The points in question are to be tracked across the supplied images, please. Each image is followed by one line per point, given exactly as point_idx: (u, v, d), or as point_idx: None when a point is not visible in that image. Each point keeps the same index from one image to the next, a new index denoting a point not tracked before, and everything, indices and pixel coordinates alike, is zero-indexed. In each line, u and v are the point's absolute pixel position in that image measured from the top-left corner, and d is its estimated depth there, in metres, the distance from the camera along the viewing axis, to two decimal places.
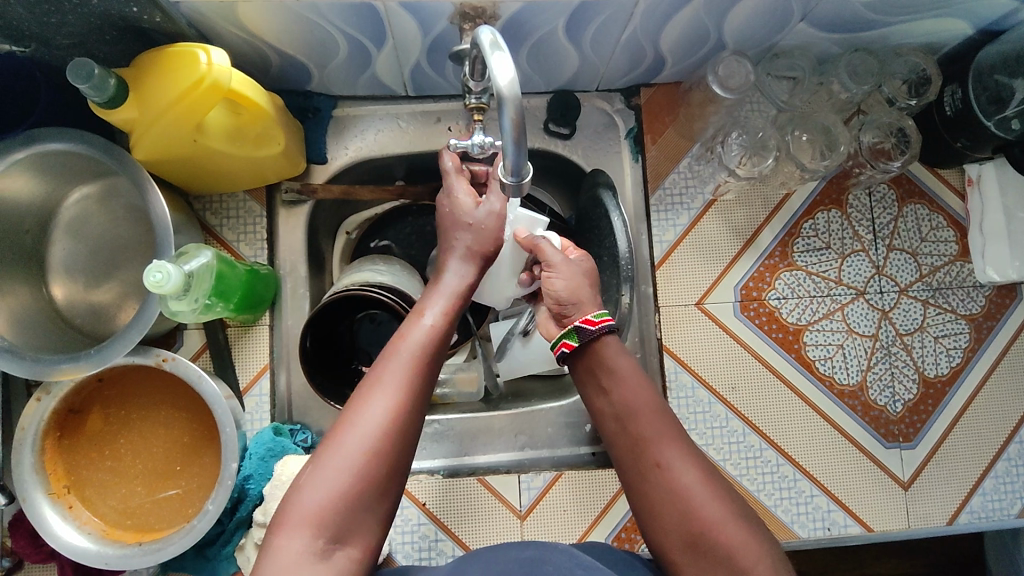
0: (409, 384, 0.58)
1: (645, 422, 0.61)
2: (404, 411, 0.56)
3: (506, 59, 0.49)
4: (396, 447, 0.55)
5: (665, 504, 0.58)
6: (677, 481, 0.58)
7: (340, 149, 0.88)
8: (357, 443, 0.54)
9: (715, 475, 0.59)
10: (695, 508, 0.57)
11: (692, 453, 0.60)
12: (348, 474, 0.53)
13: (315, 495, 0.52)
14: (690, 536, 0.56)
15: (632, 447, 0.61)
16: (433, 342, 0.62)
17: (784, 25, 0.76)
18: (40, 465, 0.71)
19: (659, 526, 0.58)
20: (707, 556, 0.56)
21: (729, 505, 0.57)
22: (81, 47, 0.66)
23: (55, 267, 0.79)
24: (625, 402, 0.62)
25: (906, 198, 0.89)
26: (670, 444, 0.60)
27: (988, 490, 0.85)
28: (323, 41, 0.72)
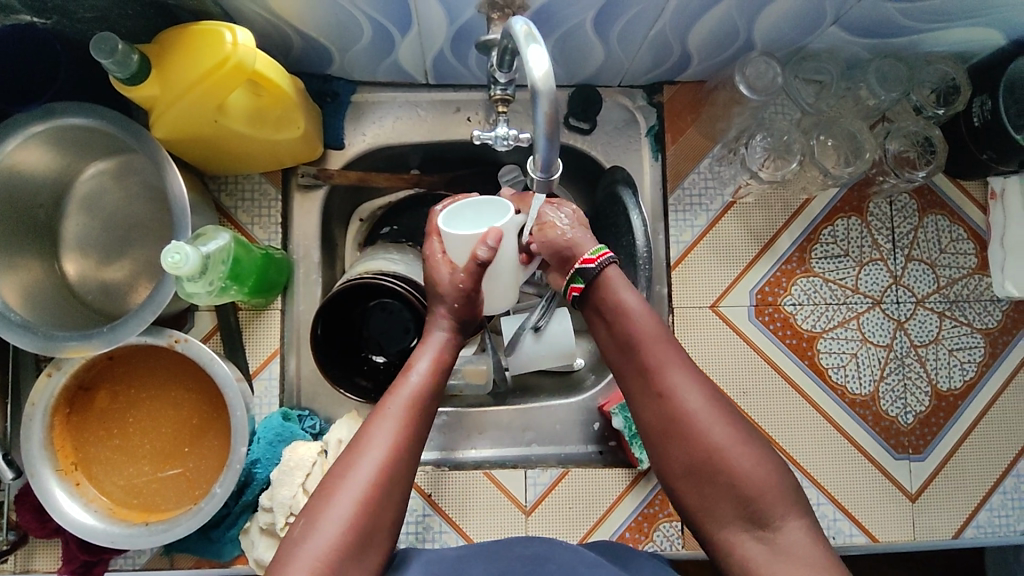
0: (405, 438, 0.59)
1: (651, 350, 0.62)
2: (392, 474, 0.58)
3: (542, 51, 0.48)
4: (380, 512, 0.56)
5: (672, 432, 0.59)
6: (684, 405, 0.59)
7: (358, 135, 0.87)
8: (351, 501, 0.55)
9: (720, 401, 0.60)
10: (705, 433, 0.58)
11: (696, 376, 0.61)
12: (341, 534, 0.54)
13: (319, 534, 0.54)
14: (699, 462, 0.58)
15: (642, 377, 0.62)
16: (423, 395, 0.62)
17: (816, 27, 0.74)
18: (49, 440, 0.71)
19: (667, 454, 0.60)
20: (716, 482, 0.58)
21: (736, 430, 0.59)
22: (104, 22, 0.65)
23: (68, 243, 0.78)
24: (631, 329, 0.63)
25: (928, 209, 0.88)
26: (676, 371, 0.61)
27: (995, 506, 0.85)
28: (348, 26, 0.71)
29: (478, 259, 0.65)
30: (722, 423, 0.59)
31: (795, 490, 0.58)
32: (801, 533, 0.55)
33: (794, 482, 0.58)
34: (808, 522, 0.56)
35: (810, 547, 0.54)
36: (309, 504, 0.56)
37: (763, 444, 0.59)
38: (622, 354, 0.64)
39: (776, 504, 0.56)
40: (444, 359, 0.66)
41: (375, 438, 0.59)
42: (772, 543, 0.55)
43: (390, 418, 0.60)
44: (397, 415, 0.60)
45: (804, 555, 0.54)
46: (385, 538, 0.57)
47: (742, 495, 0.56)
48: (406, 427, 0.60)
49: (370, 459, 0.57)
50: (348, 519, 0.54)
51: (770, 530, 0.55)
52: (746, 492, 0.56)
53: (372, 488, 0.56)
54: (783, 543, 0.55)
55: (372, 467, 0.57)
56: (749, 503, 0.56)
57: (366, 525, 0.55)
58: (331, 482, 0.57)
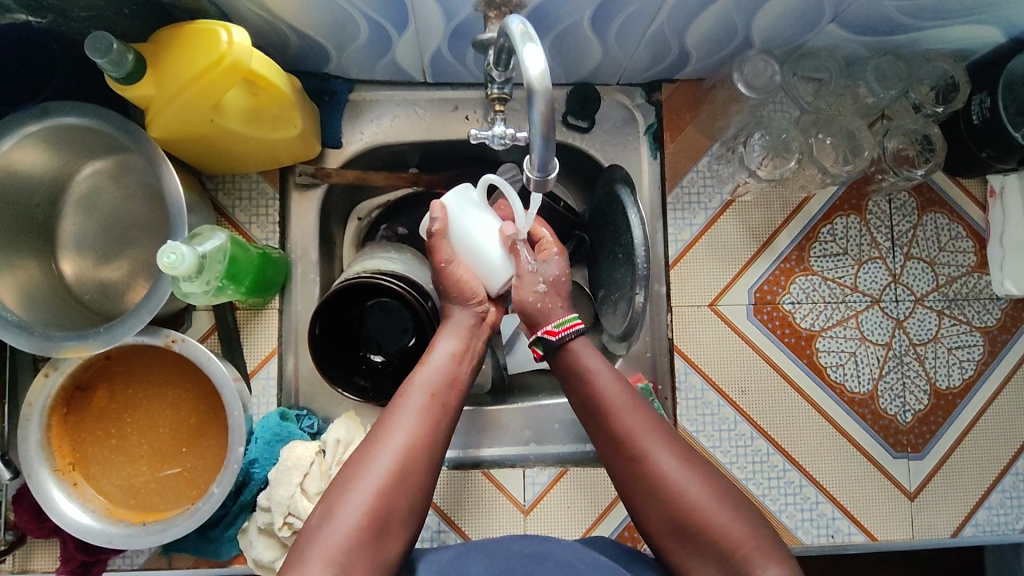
0: (425, 424, 0.61)
1: (623, 416, 0.64)
2: (417, 451, 0.59)
3: (538, 51, 0.48)
4: (405, 490, 0.57)
5: (648, 495, 0.61)
6: (659, 468, 0.61)
7: (356, 133, 0.87)
8: (375, 479, 0.56)
9: (694, 460, 0.62)
10: (680, 492, 0.59)
11: (667, 439, 0.63)
12: (362, 511, 0.54)
13: (337, 519, 0.54)
14: (678, 522, 0.59)
15: (616, 444, 0.64)
16: (442, 383, 0.64)
17: (814, 25, 0.74)
18: (47, 441, 0.71)
19: (647, 517, 0.61)
20: (694, 541, 0.58)
21: (711, 488, 0.60)
22: (100, 20, 0.65)
23: (65, 243, 0.78)
24: (602, 400, 0.65)
25: (927, 207, 0.88)
26: (648, 435, 0.63)
27: (994, 505, 0.84)
28: (344, 24, 0.70)
29: (431, 232, 0.69)
30: (698, 482, 0.60)
31: (776, 539, 0.58)
32: None
33: (773, 531, 0.58)
34: (792, 565, 0.56)
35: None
36: (328, 493, 0.56)
37: (741, 501, 0.60)
38: (596, 424, 0.66)
39: (756, 556, 0.56)
40: (465, 347, 0.68)
41: (398, 420, 0.60)
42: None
43: (412, 402, 0.62)
44: (420, 399, 0.62)
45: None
46: (407, 521, 0.57)
47: (719, 550, 0.57)
48: (429, 410, 0.62)
49: (394, 438, 0.58)
50: (371, 498, 0.55)
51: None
52: (724, 547, 0.57)
53: (396, 467, 0.57)
54: None
55: (397, 445, 0.58)
56: (729, 559, 0.56)
57: (389, 504, 0.56)
58: (353, 464, 0.58)
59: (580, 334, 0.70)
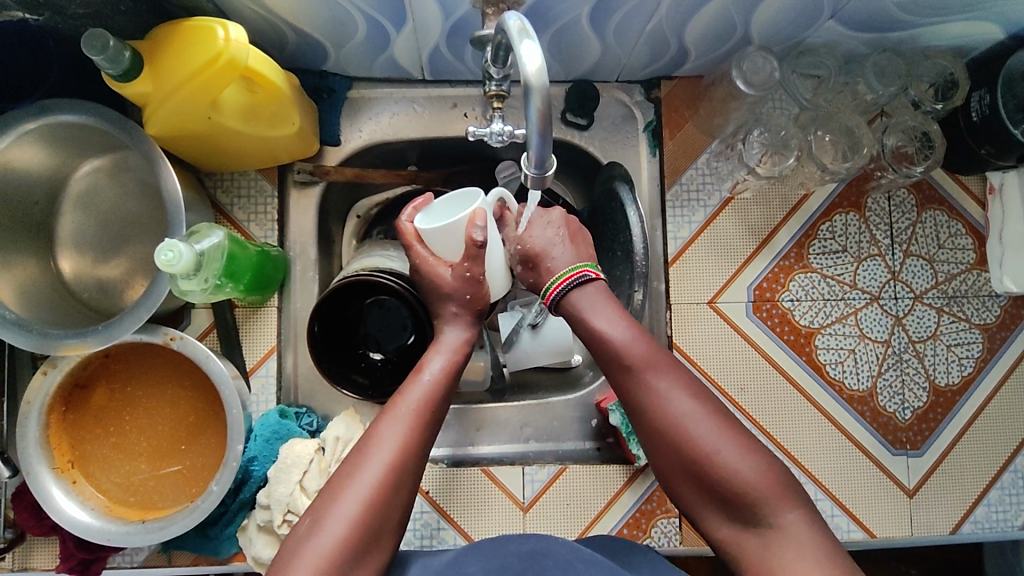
0: (410, 444, 0.59)
1: (636, 358, 0.62)
2: (401, 470, 0.58)
3: (535, 47, 0.48)
4: (388, 508, 0.56)
5: (663, 438, 0.60)
6: (670, 413, 0.60)
7: (354, 131, 0.86)
8: (359, 496, 0.55)
9: (709, 404, 0.61)
10: (693, 439, 0.58)
11: (681, 382, 0.61)
12: (345, 529, 0.54)
13: (321, 535, 0.54)
14: (694, 465, 0.58)
15: (629, 386, 0.62)
16: (432, 401, 0.62)
17: (813, 21, 0.74)
18: (46, 439, 0.71)
19: (662, 464, 0.60)
20: (710, 486, 0.58)
21: (728, 431, 0.59)
22: (97, 18, 0.64)
23: (63, 241, 0.78)
24: (613, 340, 0.64)
25: (926, 204, 0.88)
26: (661, 377, 0.61)
27: (993, 501, 0.84)
28: (342, 21, 0.70)
29: (477, 242, 0.67)
30: (711, 426, 0.59)
31: (794, 483, 0.58)
32: (800, 527, 0.55)
33: (791, 476, 0.58)
34: (802, 514, 0.56)
35: (807, 535, 0.54)
36: (314, 505, 0.56)
37: (755, 444, 0.59)
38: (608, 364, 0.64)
39: (773, 501, 0.56)
40: (456, 362, 0.66)
41: (384, 437, 0.59)
42: (771, 539, 0.55)
43: (400, 417, 0.60)
44: (408, 415, 0.60)
45: (800, 547, 0.53)
46: (389, 538, 0.57)
47: (734, 495, 0.57)
48: (415, 427, 0.60)
49: (379, 457, 0.57)
50: (355, 516, 0.54)
51: (768, 526, 0.56)
52: (739, 493, 0.56)
53: (380, 486, 0.56)
54: (783, 537, 0.55)
55: (382, 463, 0.57)
56: (748, 503, 0.56)
57: (371, 522, 0.55)
58: (339, 479, 0.57)
59: (592, 282, 0.68)
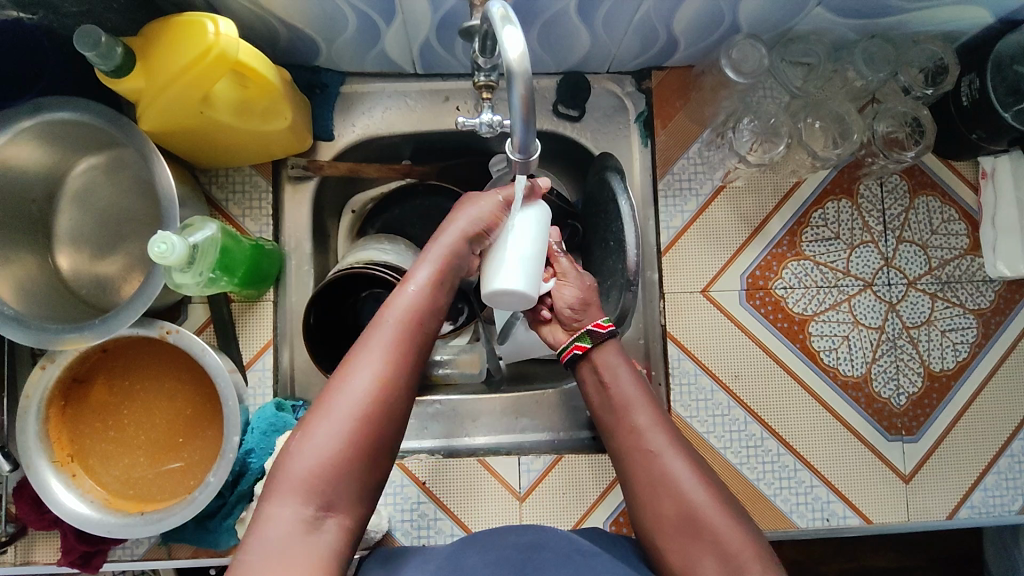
0: (401, 347, 0.60)
1: (640, 415, 0.67)
2: (394, 373, 0.58)
3: (517, 34, 0.48)
4: (384, 417, 0.57)
5: (657, 490, 0.62)
6: (668, 468, 0.63)
7: (347, 126, 0.87)
8: (352, 402, 0.56)
9: (704, 468, 0.63)
10: (687, 494, 0.61)
11: (680, 443, 0.65)
12: (339, 437, 0.54)
13: (310, 450, 0.54)
14: (682, 518, 0.60)
15: (631, 439, 0.66)
16: (422, 308, 0.62)
17: (801, 9, 0.74)
18: (45, 433, 0.71)
19: (654, 520, 0.61)
20: (697, 541, 0.58)
21: (717, 493, 0.61)
22: (89, 16, 0.65)
23: (61, 237, 0.79)
24: (622, 397, 0.68)
25: (918, 190, 0.88)
26: (661, 435, 0.65)
27: (990, 486, 0.84)
28: (333, 16, 0.71)
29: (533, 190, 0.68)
30: (703, 485, 0.61)
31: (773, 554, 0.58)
32: None
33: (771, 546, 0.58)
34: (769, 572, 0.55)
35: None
36: (305, 419, 0.56)
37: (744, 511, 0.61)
38: (614, 421, 0.68)
39: (754, 563, 0.56)
40: (443, 270, 0.65)
41: (371, 346, 0.59)
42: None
43: (389, 324, 0.60)
44: (395, 323, 0.61)
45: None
46: (388, 444, 0.57)
47: (720, 550, 0.57)
48: (403, 336, 0.60)
49: (366, 367, 0.57)
50: (349, 425, 0.55)
51: None
52: (725, 549, 0.57)
53: (373, 395, 0.56)
54: None
55: (371, 370, 0.57)
56: (728, 561, 0.56)
57: (366, 427, 0.55)
58: (328, 390, 0.57)
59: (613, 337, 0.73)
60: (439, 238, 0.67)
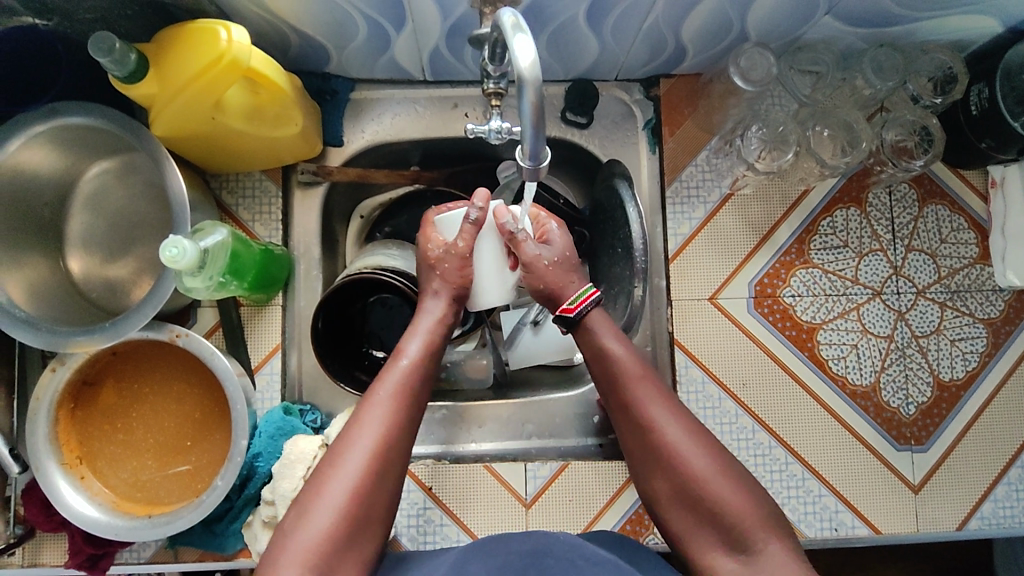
0: (393, 422, 0.60)
1: (632, 384, 0.65)
2: (387, 448, 0.59)
3: (528, 42, 0.48)
4: (375, 492, 0.58)
5: (656, 460, 0.62)
6: (665, 437, 0.62)
7: (357, 132, 0.88)
8: (348, 479, 0.57)
9: (702, 435, 0.63)
10: (685, 465, 0.61)
11: (676, 413, 0.64)
12: (336, 514, 0.55)
13: (312, 524, 0.55)
14: (684, 487, 0.60)
15: (625, 410, 0.65)
16: (412, 380, 0.63)
17: (809, 17, 0.74)
18: (54, 434, 0.72)
19: (656, 488, 0.62)
20: (699, 509, 0.60)
21: (717, 460, 0.61)
22: (103, 22, 0.66)
23: (73, 241, 0.79)
24: (613, 364, 0.66)
25: (928, 198, 0.88)
26: (655, 404, 0.64)
27: (1000, 497, 0.84)
28: (344, 23, 0.72)
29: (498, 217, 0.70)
30: (701, 454, 0.61)
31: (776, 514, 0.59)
32: (780, 555, 0.56)
33: (774, 506, 0.60)
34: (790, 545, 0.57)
35: (785, 562, 0.56)
36: (303, 494, 0.57)
37: (744, 475, 0.61)
38: (608, 388, 0.67)
39: (758, 529, 0.58)
40: (432, 346, 0.67)
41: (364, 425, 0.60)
42: (752, 565, 0.56)
43: (381, 402, 0.61)
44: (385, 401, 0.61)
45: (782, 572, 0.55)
46: (379, 519, 0.59)
47: (722, 519, 0.59)
48: (395, 413, 0.61)
49: (360, 446, 0.58)
50: (344, 499, 0.56)
51: (749, 553, 0.57)
52: (727, 517, 0.58)
53: (368, 473, 0.57)
54: (765, 562, 0.56)
55: (365, 448, 0.58)
56: (730, 530, 0.58)
57: (362, 505, 0.57)
58: (324, 469, 0.58)
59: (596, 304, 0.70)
60: (422, 313, 0.69)
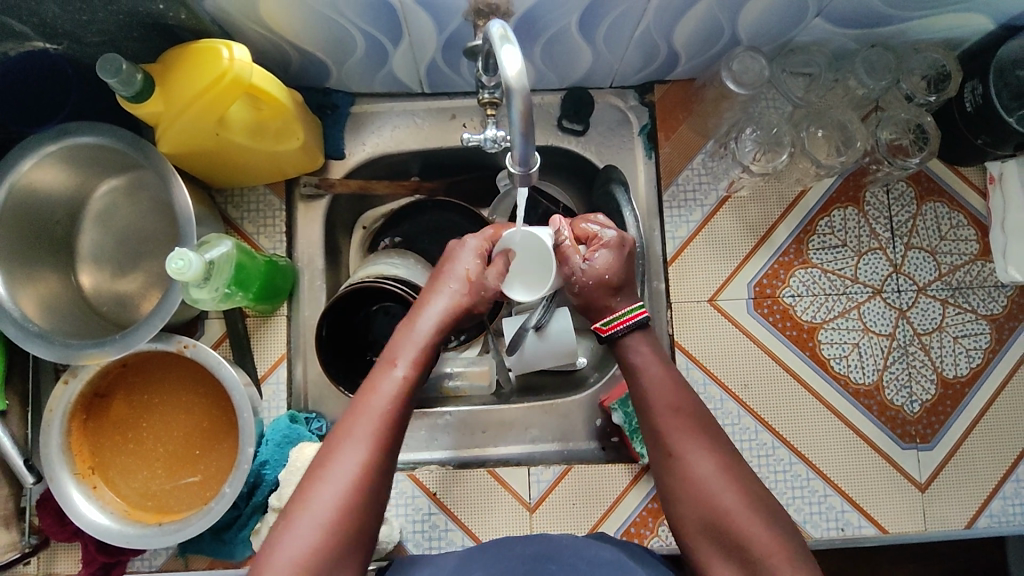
0: (378, 435, 0.61)
1: (665, 414, 0.66)
2: (373, 461, 0.59)
3: (515, 52, 0.49)
4: (359, 505, 0.57)
5: (686, 493, 0.62)
6: (697, 472, 0.62)
7: (358, 145, 0.90)
8: (332, 494, 0.57)
9: (733, 468, 0.63)
10: (715, 497, 0.61)
11: (709, 444, 0.64)
12: (322, 528, 0.55)
13: (298, 537, 0.55)
14: (711, 521, 0.61)
15: (658, 439, 0.65)
16: (401, 394, 0.64)
17: (800, 20, 0.75)
18: (67, 445, 0.73)
19: (681, 516, 0.63)
20: (726, 544, 0.59)
21: (747, 495, 0.61)
22: (111, 44, 0.68)
23: (84, 257, 0.82)
24: (647, 391, 0.67)
25: (926, 196, 0.88)
26: (689, 436, 0.64)
27: (1009, 495, 0.83)
28: (343, 39, 0.74)
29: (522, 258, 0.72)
30: (730, 487, 0.61)
31: (806, 552, 0.58)
32: None
33: (803, 546, 0.59)
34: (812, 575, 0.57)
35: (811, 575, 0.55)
36: (290, 505, 0.57)
37: (771, 510, 0.61)
38: (642, 416, 0.68)
39: (784, 566, 0.57)
40: (423, 354, 0.67)
41: (353, 436, 0.60)
42: None
43: (369, 414, 0.61)
44: (371, 414, 0.61)
45: None
46: (363, 538, 0.58)
47: (747, 556, 0.58)
48: (380, 425, 0.61)
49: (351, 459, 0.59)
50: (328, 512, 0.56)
51: None
52: (753, 554, 0.58)
53: (354, 485, 0.58)
54: None
55: (353, 460, 0.58)
56: (755, 569, 0.57)
57: (347, 521, 0.57)
58: (312, 478, 0.58)
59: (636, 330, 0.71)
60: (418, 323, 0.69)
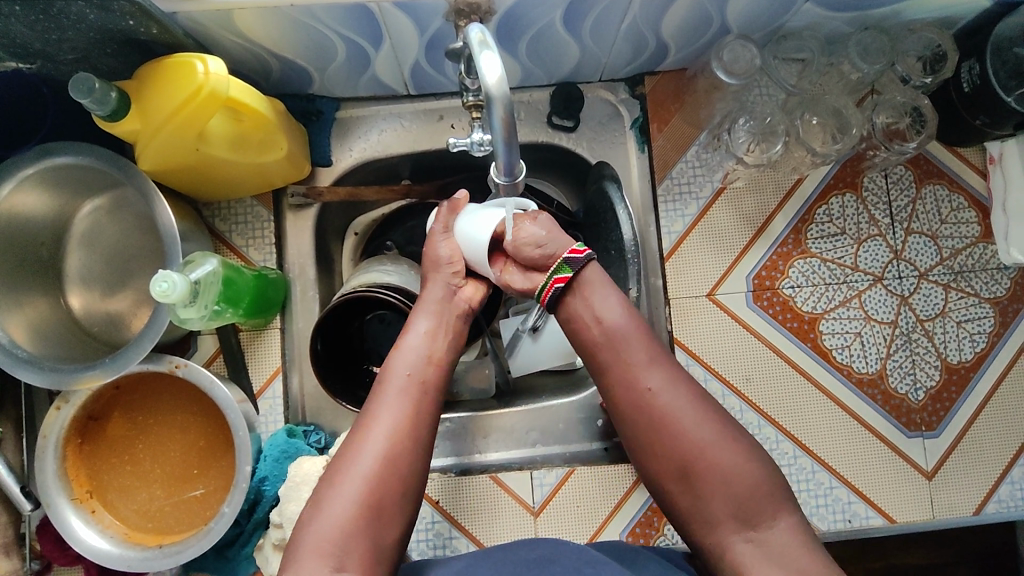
0: (407, 404, 0.62)
1: (630, 350, 0.63)
2: (406, 428, 0.60)
3: (495, 57, 0.48)
4: (394, 471, 0.58)
5: (658, 429, 0.61)
6: (662, 405, 0.61)
7: (345, 151, 0.88)
8: (365, 466, 0.58)
9: (704, 402, 0.62)
10: (685, 434, 0.60)
11: (676, 379, 0.63)
12: (355, 501, 0.56)
13: (331, 510, 0.56)
14: (686, 458, 0.60)
15: (621, 376, 0.63)
16: (423, 360, 0.65)
17: (790, 5, 0.73)
18: (63, 471, 0.73)
19: (653, 455, 0.61)
20: (702, 481, 0.59)
21: (720, 428, 0.60)
22: (85, 62, 0.66)
23: (71, 278, 0.80)
24: (608, 333, 0.64)
25: (925, 179, 0.86)
26: (653, 368, 0.63)
27: (1017, 479, 0.82)
28: (322, 45, 0.72)
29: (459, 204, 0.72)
30: (705, 421, 0.61)
31: (783, 484, 0.60)
32: (790, 535, 0.57)
33: (779, 476, 0.60)
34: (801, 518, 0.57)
35: None
36: (320, 488, 0.58)
37: (742, 436, 0.61)
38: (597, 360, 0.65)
39: (766, 500, 0.58)
40: (445, 318, 0.69)
41: (382, 406, 0.62)
42: (762, 544, 0.57)
43: (394, 384, 0.63)
44: (398, 384, 0.63)
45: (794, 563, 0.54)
46: (402, 506, 0.59)
47: (729, 492, 0.58)
48: (407, 393, 0.63)
49: (382, 426, 0.60)
50: (361, 483, 0.57)
51: (759, 530, 0.57)
52: (733, 489, 0.58)
53: (391, 453, 0.59)
54: (773, 544, 0.56)
55: (383, 428, 0.60)
56: (740, 504, 0.58)
57: (382, 488, 0.57)
58: (344, 453, 0.59)
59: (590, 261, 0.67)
60: (427, 286, 0.71)
